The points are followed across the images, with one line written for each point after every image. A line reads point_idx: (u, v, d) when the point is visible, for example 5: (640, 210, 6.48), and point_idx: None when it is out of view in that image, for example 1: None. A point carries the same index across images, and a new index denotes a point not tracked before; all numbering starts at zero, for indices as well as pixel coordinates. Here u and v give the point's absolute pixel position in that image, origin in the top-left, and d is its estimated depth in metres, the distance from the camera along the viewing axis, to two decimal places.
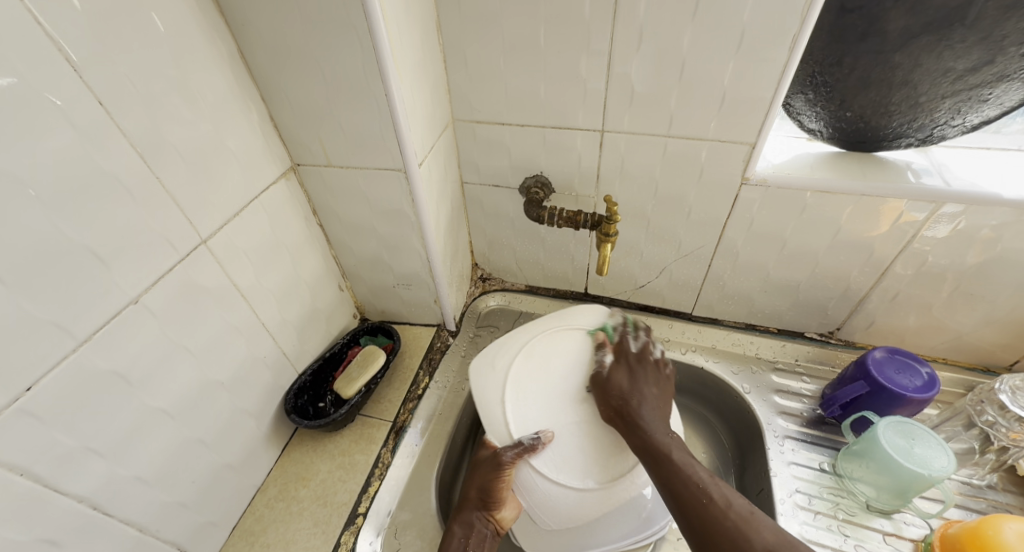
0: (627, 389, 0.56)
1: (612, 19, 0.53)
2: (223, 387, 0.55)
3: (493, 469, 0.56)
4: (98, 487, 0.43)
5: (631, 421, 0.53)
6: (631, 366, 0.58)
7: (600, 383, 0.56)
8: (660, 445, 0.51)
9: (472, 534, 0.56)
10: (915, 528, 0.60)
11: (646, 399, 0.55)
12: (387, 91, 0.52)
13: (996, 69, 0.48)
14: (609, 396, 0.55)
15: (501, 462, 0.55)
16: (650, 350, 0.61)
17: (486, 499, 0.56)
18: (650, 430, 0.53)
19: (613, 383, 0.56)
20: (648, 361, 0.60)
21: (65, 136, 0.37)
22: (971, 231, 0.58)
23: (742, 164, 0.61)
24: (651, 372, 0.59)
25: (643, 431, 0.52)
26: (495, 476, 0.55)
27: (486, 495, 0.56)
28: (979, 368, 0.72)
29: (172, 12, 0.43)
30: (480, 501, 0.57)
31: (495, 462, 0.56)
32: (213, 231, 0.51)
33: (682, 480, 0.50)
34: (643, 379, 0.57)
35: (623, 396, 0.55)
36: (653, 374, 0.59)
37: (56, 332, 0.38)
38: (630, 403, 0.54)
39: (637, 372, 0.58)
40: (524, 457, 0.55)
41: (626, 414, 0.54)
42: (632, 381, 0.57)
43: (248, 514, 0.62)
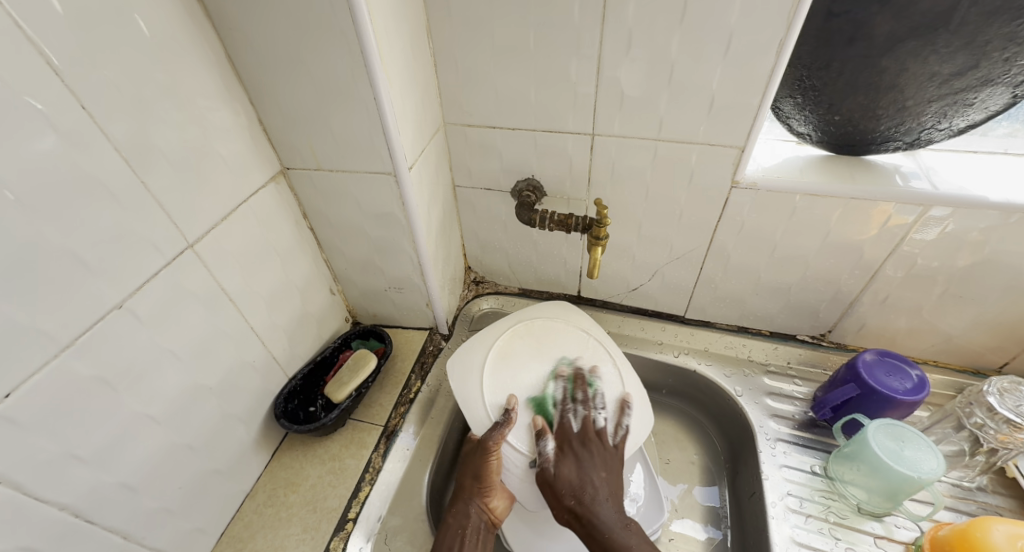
0: (577, 483, 0.55)
1: (602, 23, 0.53)
2: (211, 392, 0.55)
3: (483, 453, 0.59)
4: (81, 494, 0.43)
5: (592, 511, 0.54)
6: (578, 457, 0.57)
7: (548, 482, 0.55)
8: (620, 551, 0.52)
9: (468, 522, 0.58)
10: (906, 531, 0.60)
11: (600, 491, 0.55)
12: (376, 95, 0.51)
13: (981, 74, 0.48)
14: (559, 497, 0.55)
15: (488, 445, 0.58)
16: (590, 423, 0.60)
17: (479, 485, 0.59)
18: (607, 525, 0.53)
19: (558, 479, 0.55)
20: (592, 436, 0.59)
21: (47, 140, 0.37)
22: (960, 234, 0.59)
23: (733, 167, 0.61)
24: (598, 452, 0.58)
25: (601, 537, 0.52)
26: (483, 458, 0.58)
27: (479, 480, 0.59)
28: (969, 371, 0.73)
29: (157, 16, 0.43)
30: (473, 487, 0.59)
31: (483, 447, 0.58)
32: (201, 236, 0.51)
33: None
34: (592, 469, 0.56)
35: (575, 493, 0.55)
36: (601, 454, 0.58)
37: (37, 337, 0.38)
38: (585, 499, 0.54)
39: (581, 460, 0.57)
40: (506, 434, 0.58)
41: (582, 519, 0.54)
42: (576, 473, 0.56)
43: (236, 520, 0.62)
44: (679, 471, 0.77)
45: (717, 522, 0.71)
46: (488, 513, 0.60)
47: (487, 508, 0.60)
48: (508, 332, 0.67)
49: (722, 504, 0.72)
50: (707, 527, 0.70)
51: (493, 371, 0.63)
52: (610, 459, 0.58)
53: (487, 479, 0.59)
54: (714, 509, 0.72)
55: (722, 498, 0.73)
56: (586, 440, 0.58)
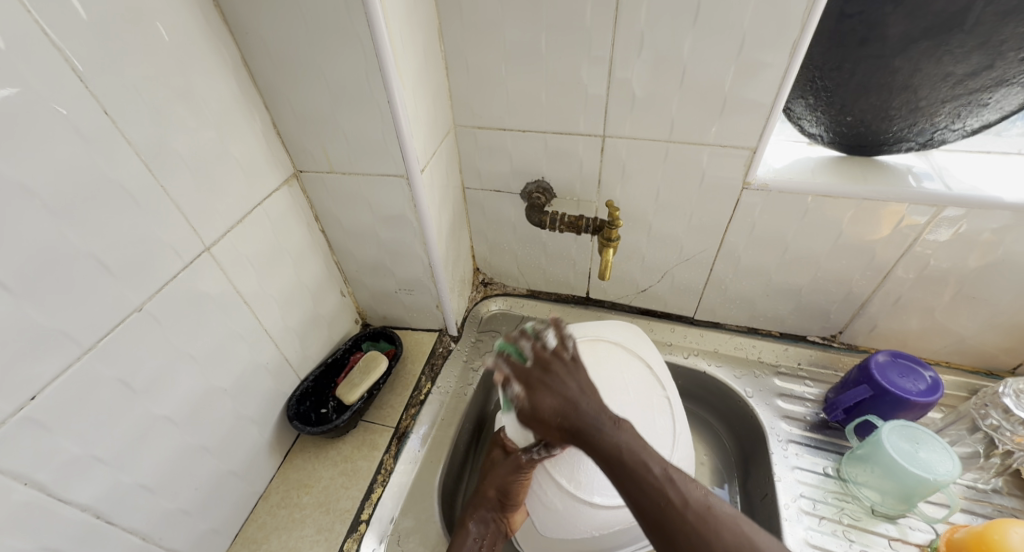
0: (559, 410, 0.45)
1: (614, 25, 0.54)
2: (225, 394, 0.55)
3: (512, 471, 0.58)
4: (102, 495, 0.43)
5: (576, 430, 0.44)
6: (548, 382, 0.47)
7: (530, 418, 0.46)
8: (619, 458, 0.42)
9: (486, 533, 0.59)
10: (920, 533, 0.60)
11: (581, 397, 0.45)
12: (390, 98, 0.52)
13: (996, 74, 0.48)
14: (546, 422, 0.45)
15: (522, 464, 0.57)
16: (547, 345, 0.50)
17: (503, 499, 0.59)
18: (602, 429, 0.43)
19: (538, 406, 0.46)
20: (555, 355, 0.49)
21: (72, 145, 0.37)
22: (972, 234, 0.58)
23: (744, 168, 0.61)
24: (561, 371, 0.48)
25: (595, 442, 0.43)
26: (514, 475, 0.58)
27: (504, 496, 0.59)
28: (981, 372, 0.72)
29: (176, 22, 0.43)
30: (495, 500, 0.60)
31: (515, 466, 0.58)
32: (216, 239, 0.51)
33: (642, 480, 0.41)
34: (568, 383, 0.47)
35: (560, 413, 0.45)
36: (565, 372, 0.48)
37: (60, 341, 0.38)
38: (568, 419, 0.44)
39: (549, 378, 0.47)
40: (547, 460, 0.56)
41: (569, 432, 0.45)
42: (558, 389, 0.46)
43: (250, 522, 0.62)
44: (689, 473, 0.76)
45: None
46: (507, 522, 0.61)
47: (507, 519, 0.60)
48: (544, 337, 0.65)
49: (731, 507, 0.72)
50: None
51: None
52: (580, 378, 0.47)
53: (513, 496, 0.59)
54: None
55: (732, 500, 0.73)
56: (547, 366, 0.48)
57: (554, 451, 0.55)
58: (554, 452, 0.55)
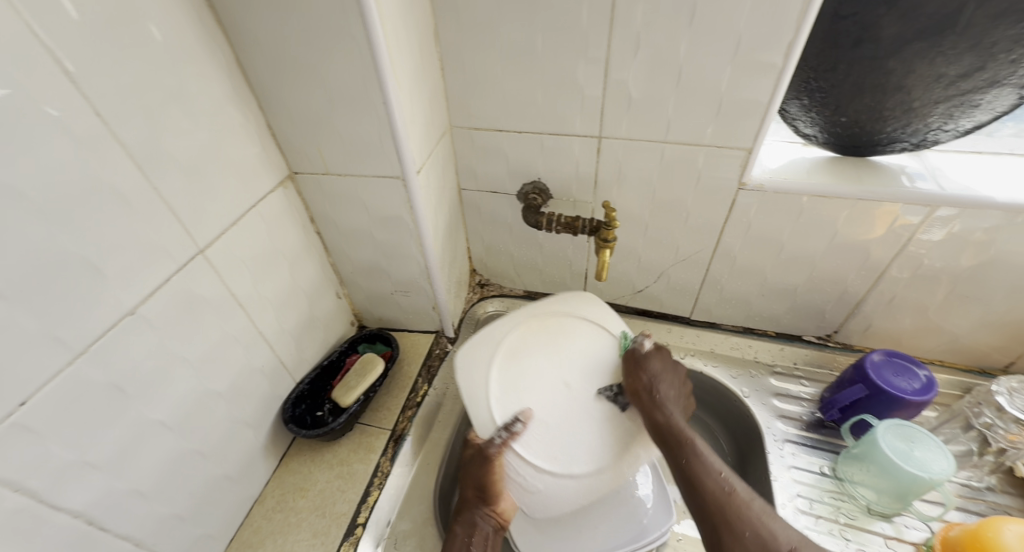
0: (654, 375, 0.60)
1: (610, 26, 0.54)
2: (220, 397, 0.55)
3: (483, 463, 0.56)
4: (94, 501, 0.43)
5: (658, 403, 0.57)
6: (664, 355, 0.63)
7: (636, 359, 0.60)
8: (684, 436, 0.56)
9: (476, 532, 0.56)
10: (916, 531, 0.60)
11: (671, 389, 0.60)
12: (385, 99, 0.51)
13: (987, 75, 0.48)
14: (638, 372, 0.60)
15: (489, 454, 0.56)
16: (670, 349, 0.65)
17: (484, 495, 0.57)
18: (671, 415, 0.57)
19: (646, 364, 0.60)
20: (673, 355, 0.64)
21: (61, 147, 0.37)
22: (965, 234, 0.59)
23: (739, 169, 0.61)
24: (673, 364, 0.63)
25: (664, 414, 0.57)
26: (485, 467, 0.56)
27: (483, 491, 0.57)
28: (975, 370, 0.73)
29: (168, 22, 0.43)
30: (478, 498, 0.57)
31: (483, 457, 0.56)
32: (210, 241, 0.51)
33: (695, 462, 0.54)
34: (673, 370, 0.63)
35: (652, 379, 0.59)
36: (675, 365, 0.63)
37: (52, 346, 0.38)
38: (658, 388, 0.59)
39: (668, 361, 0.63)
40: (510, 442, 0.57)
41: (654, 400, 0.57)
42: (662, 366, 0.61)
43: (245, 527, 0.61)
44: None
45: None
46: (497, 517, 0.57)
47: (496, 513, 0.57)
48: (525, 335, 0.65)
49: None
50: None
51: (502, 369, 0.62)
52: (681, 377, 0.64)
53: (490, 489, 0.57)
54: None
55: None
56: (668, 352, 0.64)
57: (516, 428, 0.56)
58: (515, 429, 0.57)
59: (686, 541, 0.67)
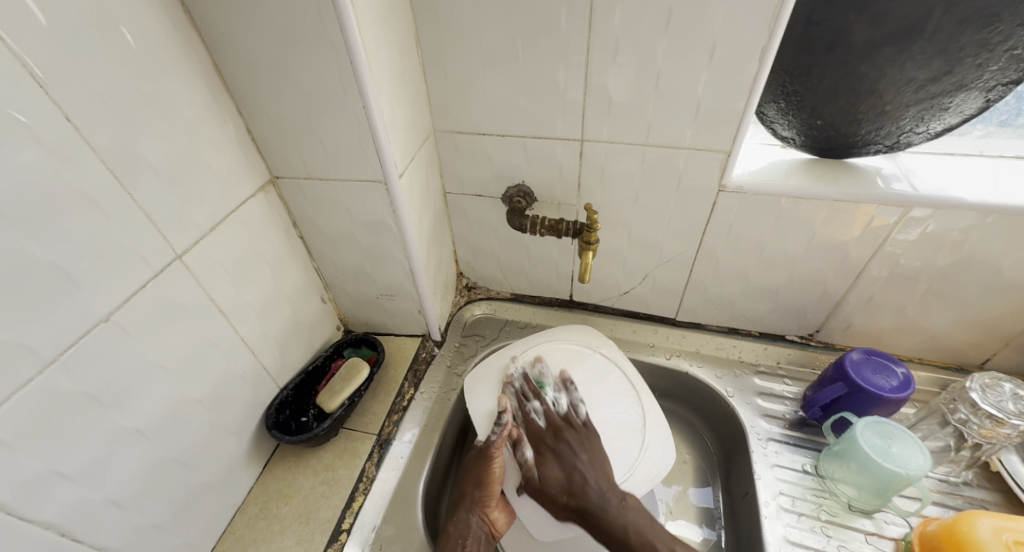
0: (565, 480, 0.57)
1: (588, 31, 0.54)
2: (201, 404, 0.54)
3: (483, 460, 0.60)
4: (67, 511, 0.42)
5: (587, 498, 0.56)
6: (559, 448, 0.59)
7: (535, 488, 0.58)
8: (622, 525, 0.55)
9: (469, 530, 0.58)
10: (896, 527, 0.61)
11: (589, 477, 0.57)
12: (365, 104, 0.52)
13: (955, 79, 0.49)
14: (552, 494, 0.58)
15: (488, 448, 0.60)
16: (570, 416, 0.62)
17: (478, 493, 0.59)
18: (605, 508, 0.56)
19: (545, 483, 0.58)
20: (572, 426, 0.61)
21: (30, 152, 0.36)
22: (940, 234, 0.60)
23: (719, 171, 0.62)
24: (573, 438, 0.60)
25: (602, 521, 0.55)
26: (484, 463, 0.60)
27: (480, 487, 0.59)
28: (953, 367, 0.74)
29: (142, 27, 0.42)
30: (476, 495, 0.59)
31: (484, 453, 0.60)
32: (189, 246, 0.50)
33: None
34: (576, 453, 0.59)
35: (566, 490, 0.57)
36: (576, 439, 0.60)
37: (19, 353, 0.37)
38: (577, 489, 0.57)
39: (559, 452, 0.59)
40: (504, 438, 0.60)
41: (579, 509, 0.56)
42: (555, 467, 0.58)
43: (227, 534, 0.61)
44: (674, 472, 0.77)
45: (712, 523, 0.71)
46: (489, 523, 0.59)
47: (488, 519, 0.60)
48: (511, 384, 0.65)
49: (716, 505, 0.73)
50: (702, 528, 0.71)
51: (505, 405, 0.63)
52: (593, 445, 0.59)
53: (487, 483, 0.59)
54: (707, 510, 0.73)
55: (716, 499, 0.73)
56: (559, 435, 0.60)
57: (503, 420, 0.60)
58: (503, 422, 0.60)
59: None
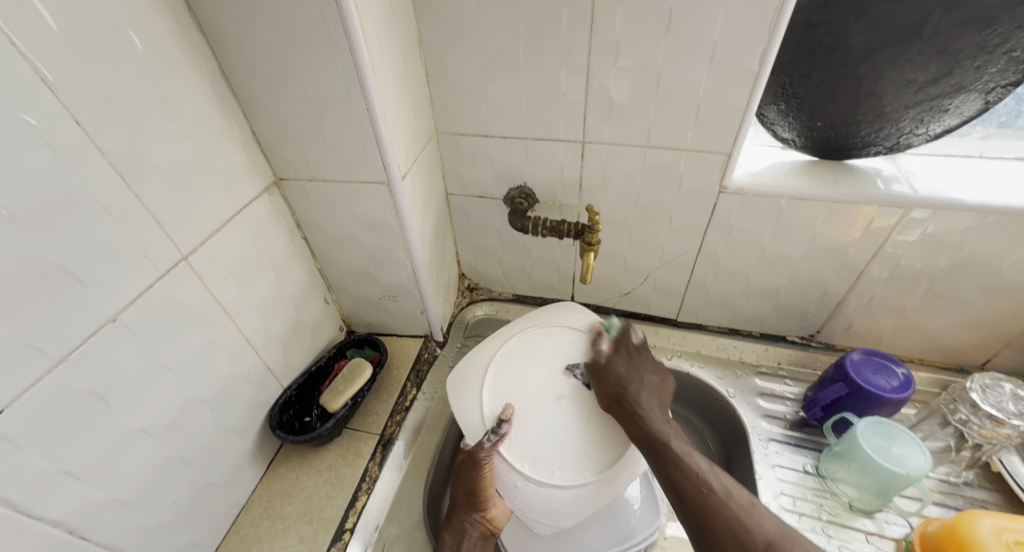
0: (625, 376, 0.61)
1: (590, 34, 0.55)
2: (206, 404, 0.55)
3: (472, 469, 0.57)
4: (74, 510, 0.43)
5: (632, 408, 0.58)
6: (628, 360, 0.63)
7: (598, 371, 0.61)
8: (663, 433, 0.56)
9: (465, 539, 0.57)
10: (897, 527, 0.61)
11: (642, 387, 0.61)
12: (369, 106, 0.52)
13: (954, 81, 0.50)
14: (606, 381, 0.60)
15: (479, 460, 0.56)
16: (632, 338, 0.66)
17: (473, 502, 0.57)
18: (649, 419, 0.57)
19: (609, 371, 0.61)
20: (642, 351, 0.66)
21: (40, 156, 0.37)
22: (940, 235, 0.60)
23: (719, 173, 0.62)
24: (643, 360, 0.65)
25: (641, 420, 0.57)
26: (476, 473, 0.57)
27: (472, 496, 0.57)
28: (953, 368, 0.74)
29: (149, 32, 0.43)
30: (468, 504, 0.58)
31: (474, 461, 0.57)
32: (194, 248, 0.51)
33: (677, 466, 0.54)
34: (638, 368, 0.63)
35: (621, 383, 0.60)
36: (639, 360, 0.64)
37: (29, 354, 0.38)
38: (630, 396, 0.59)
39: (631, 360, 0.63)
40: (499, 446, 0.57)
41: (626, 404, 0.58)
42: (627, 369, 0.62)
43: (231, 534, 0.61)
44: None
45: None
46: (485, 524, 0.58)
47: (486, 519, 0.58)
48: (493, 370, 0.63)
49: None
50: None
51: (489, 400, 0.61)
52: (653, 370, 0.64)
53: (482, 495, 0.57)
54: None
55: None
56: (641, 350, 0.66)
57: (502, 430, 0.57)
58: (502, 431, 0.57)
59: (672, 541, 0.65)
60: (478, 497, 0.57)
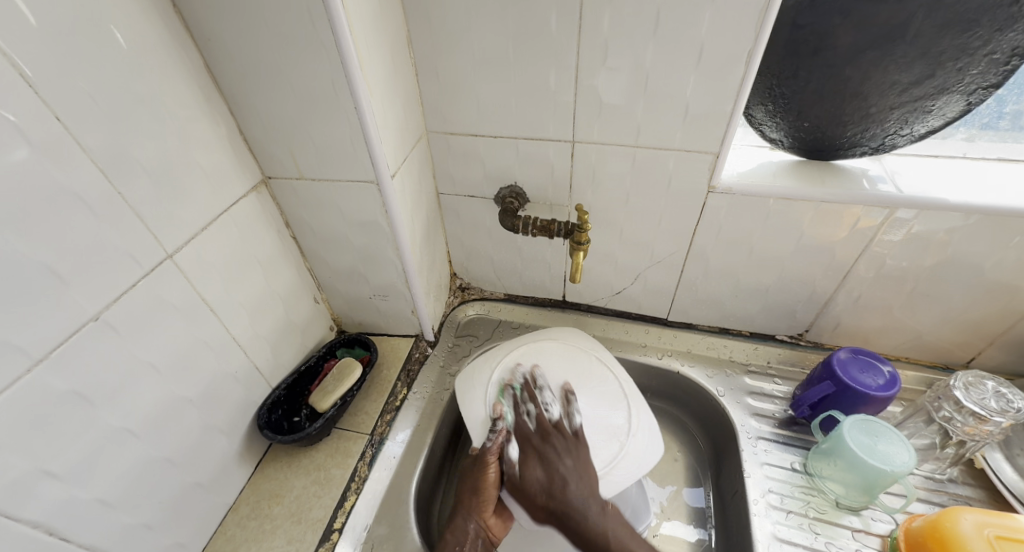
0: (545, 484, 0.57)
1: (579, 34, 0.55)
2: (192, 404, 0.54)
3: (479, 464, 0.60)
4: (55, 510, 0.42)
5: (567, 511, 0.56)
6: (545, 455, 0.59)
7: (516, 488, 0.59)
8: (595, 533, 0.55)
9: (465, 538, 0.58)
10: (882, 524, 0.61)
11: (569, 481, 0.57)
12: (357, 104, 0.52)
13: (936, 82, 0.50)
14: (530, 498, 0.58)
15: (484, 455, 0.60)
16: (546, 418, 0.61)
17: (476, 500, 0.59)
18: (582, 514, 0.55)
19: (525, 484, 0.58)
20: (554, 432, 0.60)
21: (19, 152, 0.36)
22: (926, 234, 0.61)
23: (708, 172, 0.63)
24: (560, 445, 0.59)
25: (577, 525, 0.55)
26: (482, 469, 0.60)
27: (476, 493, 0.59)
28: (939, 366, 0.75)
29: (132, 27, 0.43)
30: (472, 501, 0.59)
31: (481, 458, 0.60)
32: (180, 246, 0.50)
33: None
34: (559, 454, 0.58)
35: (545, 491, 0.57)
36: (562, 445, 0.59)
37: (8, 352, 0.37)
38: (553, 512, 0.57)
39: (545, 457, 0.59)
40: (501, 443, 0.60)
41: (556, 513, 0.56)
42: (543, 470, 0.58)
43: (218, 534, 0.61)
44: (666, 472, 0.77)
45: (703, 522, 0.72)
46: (486, 529, 0.59)
47: (486, 523, 0.59)
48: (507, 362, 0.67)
49: (707, 505, 0.73)
50: (693, 528, 0.71)
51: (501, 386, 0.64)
52: (578, 449, 0.59)
53: (484, 491, 0.59)
54: (699, 510, 0.73)
55: (707, 498, 0.74)
56: (546, 436, 0.60)
57: (500, 427, 0.61)
58: (500, 428, 0.61)
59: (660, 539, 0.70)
60: (480, 495, 0.59)
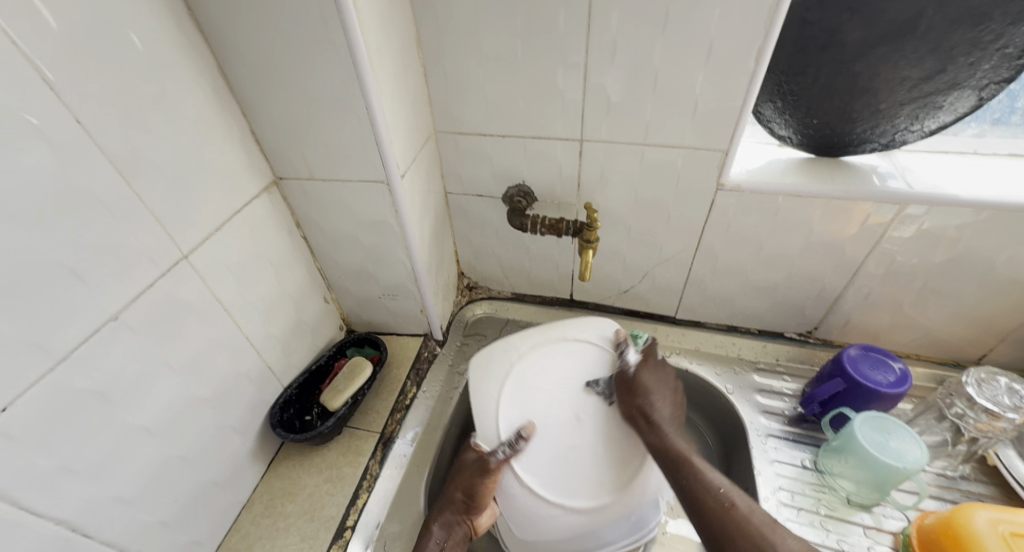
0: (648, 391, 0.60)
1: (587, 32, 0.55)
2: (207, 402, 0.55)
3: (478, 472, 0.58)
4: (76, 508, 0.43)
5: (658, 427, 0.57)
6: (653, 373, 0.63)
7: (625, 383, 0.60)
8: (679, 446, 0.56)
9: (449, 536, 0.59)
10: (894, 521, 0.61)
11: (664, 402, 0.60)
12: (368, 105, 0.52)
13: (947, 77, 0.50)
14: (631, 398, 0.59)
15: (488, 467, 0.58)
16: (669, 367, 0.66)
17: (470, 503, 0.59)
18: (668, 435, 0.57)
19: (637, 382, 0.60)
20: (665, 368, 0.65)
21: (39, 155, 0.37)
22: (936, 231, 0.61)
23: (717, 170, 0.63)
24: (663, 378, 0.63)
25: (662, 434, 0.57)
26: (481, 478, 0.58)
27: (470, 499, 0.59)
28: (949, 362, 0.75)
29: (148, 31, 0.43)
30: (462, 504, 0.60)
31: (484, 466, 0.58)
32: (194, 246, 0.51)
33: (699, 483, 0.55)
34: (662, 381, 0.63)
35: (646, 395, 0.59)
36: (665, 378, 0.64)
37: (31, 352, 0.38)
38: (648, 410, 0.58)
39: (655, 371, 0.63)
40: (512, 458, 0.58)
41: (648, 419, 0.58)
42: (652, 381, 0.61)
43: (232, 533, 0.61)
44: None
45: None
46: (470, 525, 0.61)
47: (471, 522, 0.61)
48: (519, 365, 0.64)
49: None
50: None
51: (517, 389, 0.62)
52: (672, 387, 0.64)
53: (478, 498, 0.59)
54: None
55: None
56: (659, 367, 0.64)
57: (518, 446, 0.58)
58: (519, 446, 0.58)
59: (670, 537, 0.68)
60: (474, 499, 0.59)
